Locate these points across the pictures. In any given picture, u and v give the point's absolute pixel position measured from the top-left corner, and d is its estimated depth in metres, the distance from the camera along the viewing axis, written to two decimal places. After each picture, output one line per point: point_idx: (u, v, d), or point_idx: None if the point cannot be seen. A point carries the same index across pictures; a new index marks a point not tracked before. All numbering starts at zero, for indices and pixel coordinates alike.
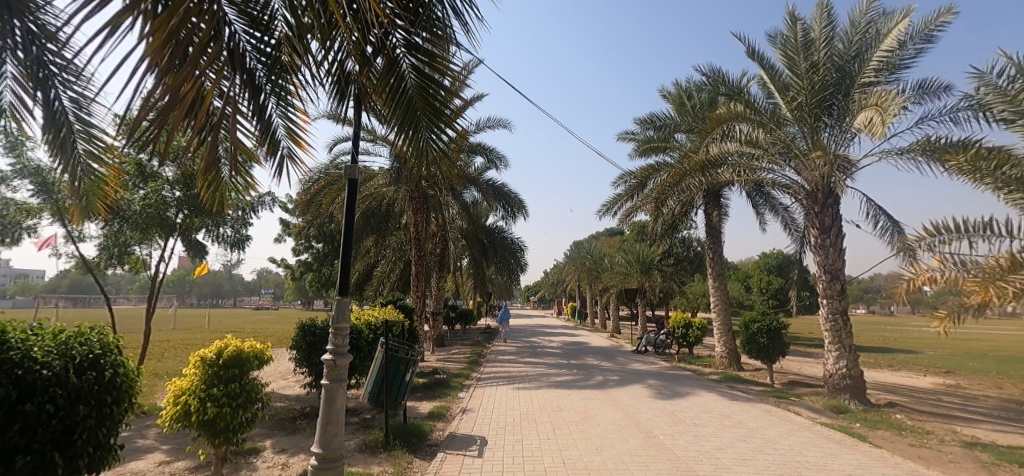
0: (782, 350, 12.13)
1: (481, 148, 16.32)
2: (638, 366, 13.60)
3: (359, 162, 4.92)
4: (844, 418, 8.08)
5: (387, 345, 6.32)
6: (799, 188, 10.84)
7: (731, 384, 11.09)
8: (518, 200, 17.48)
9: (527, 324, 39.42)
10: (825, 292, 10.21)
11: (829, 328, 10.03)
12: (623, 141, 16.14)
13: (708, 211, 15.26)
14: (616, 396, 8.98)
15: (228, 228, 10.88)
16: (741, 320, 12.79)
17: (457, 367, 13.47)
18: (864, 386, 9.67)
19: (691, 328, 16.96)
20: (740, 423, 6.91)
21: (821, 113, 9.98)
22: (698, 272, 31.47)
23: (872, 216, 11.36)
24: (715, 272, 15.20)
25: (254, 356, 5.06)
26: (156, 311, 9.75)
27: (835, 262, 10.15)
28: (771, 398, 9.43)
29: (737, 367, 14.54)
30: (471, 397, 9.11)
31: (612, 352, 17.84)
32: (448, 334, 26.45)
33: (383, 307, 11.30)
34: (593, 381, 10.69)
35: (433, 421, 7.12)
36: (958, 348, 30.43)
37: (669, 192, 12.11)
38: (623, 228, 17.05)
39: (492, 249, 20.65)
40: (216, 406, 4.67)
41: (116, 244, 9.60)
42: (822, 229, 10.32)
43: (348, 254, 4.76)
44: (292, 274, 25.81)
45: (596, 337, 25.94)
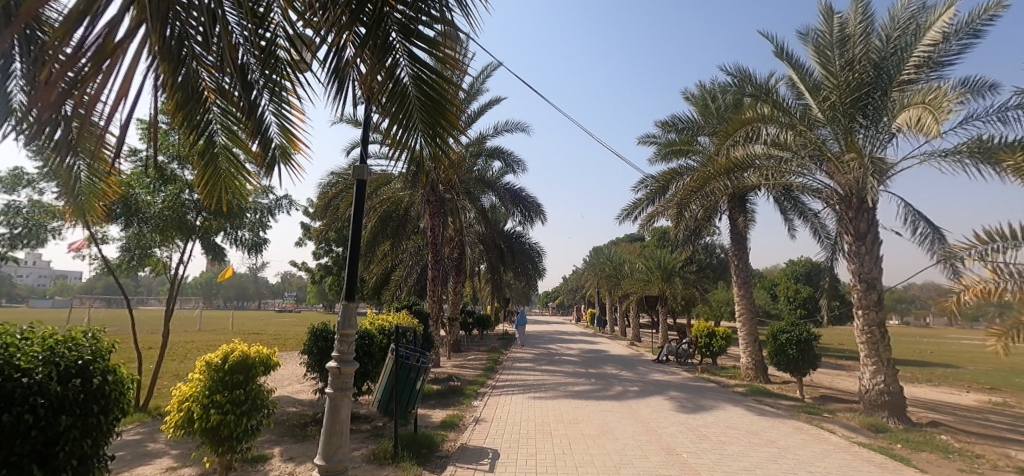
0: (812, 363, 11.55)
1: (499, 152, 16.16)
2: (659, 376, 13.16)
3: (367, 162, 4.77)
4: (883, 438, 7.56)
5: (397, 352, 6.13)
6: (832, 193, 10.35)
7: (758, 398, 10.58)
8: (536, 205, 17.23)
9: (545, 331, 38.99)
10: (859, 302, 9.65)
11: (864, 341, 9.47)
12: (645, 144, 15.78)
13: (733, 216, 14.76)
14: (637, 408, 8.62)
15: (246, 231, 10.89)
16: (768, 331, 12.24)
17: (473, 374, 13.25)
18: (902, 403, 9.09)
19: (715, 338, 16.41)
20: (770, 442, 6.51)
21: (856, 113, 9.50)
22: (722, 280, 30.63)
23: (910, 222, 10.76)
24: (741, 279, 14.66)
25: (260, 362, 4.93)
26: (174, 313, 9.74)
27: (871, 270, 9.60)
28: (802, 414, 8.93)
29: (763, 380, 13.96)
30: (486, 406, 8.86)
31: (633, 361, 17.37)
32: (466, 340, 26.26)
33: (398, 312, 11.16)
34: (612, 392, 10.35)
35: (445, 431, 6.89)
36: (1001, 362, 28.92)
37: (691, 197, 11.67)
38: (643, 234, 16.64)
39: (509, 254, 20.43)
40: (220, 413, 4.54)
41: (137, 246, 9.68)
42: (857, 236, 9.78)
43: (355, 261, 4.57)
44: (312, 277, 25.99)
45: (616, 345, 25.44)
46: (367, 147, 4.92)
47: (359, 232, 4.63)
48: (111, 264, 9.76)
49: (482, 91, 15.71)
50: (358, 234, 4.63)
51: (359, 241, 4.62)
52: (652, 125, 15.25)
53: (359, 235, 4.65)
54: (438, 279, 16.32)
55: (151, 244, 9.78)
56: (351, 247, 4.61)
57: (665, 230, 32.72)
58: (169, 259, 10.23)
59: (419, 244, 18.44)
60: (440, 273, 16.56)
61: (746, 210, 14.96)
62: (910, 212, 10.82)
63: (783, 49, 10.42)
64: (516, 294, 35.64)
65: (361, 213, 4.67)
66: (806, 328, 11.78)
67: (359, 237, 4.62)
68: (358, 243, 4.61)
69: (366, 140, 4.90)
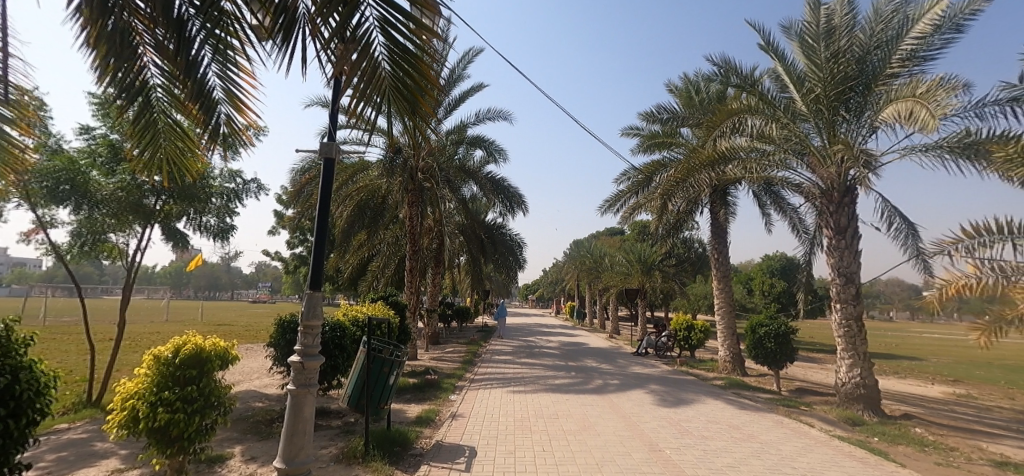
0: (790, 356, 11.60)
1: (481, 141, 15.81)
2: (639, 369, 13.09)
3: (336, 140, 4.36)
4: (861, 431, 7.55)
5: (369, 345, 5.78)
6: (814, 188, 10.30)
7: (736, 391, 10.57)
8: (517, 195, 16.93)
9: (525, 323, 38.89)
10: (837, 296, 9.67)
11: (841, 335, 9.50)
12: (628, 136, 15.63)
13: (714, 209, 14.74)
14: (617, 402, 8.45)
15: (211, 216, 10.36)
16: (747, 324, 12.27)
17: (451, 366, 12.96)
18: (877, 396, 9.14)
19: (694, 331, 16.48)
20: (752, 437, 6.40)
21: (840, 106, 9.44)
22: (700, 274, 30.94)
23: (887, 217, 10.83)
24: (720, 273, 14.67)
25: (217, 356, 4.56)
26: (131, 302, 9.19)
27: (850, 264, 9.60)
28: (781, 407, 8.91)
29: (740, 372, 14.04)
30: (463, 401, 8.59)
31: (612, 353, 17.32)
32: (444, 332, 25.94)
33: (373, 303, 10.78)
34: (592, 385, 10.20)
35: (419, 427, 6.60)
36: (962, 355, 29.94)
37: (674, 190, 11.51)
38: (624, 226, 16.50)
39: (489, 245, 20.14)
40: (169, 411, 4.18)
41: (89, 232, 9.10)
42: (837, 230, 9.78)
43: (320, 250, 4.20)
44: (286, 268, 25.28)
45: (595, 338, 25.48)
46: (335, 126, 4.52)
47: (325, 217, 4.26)
48: (60, 250, 9.19)
49: (463, 78, 15.33)
50: (324, 218, 4.27)
51: (326, 226, 4.25)
52: (636, 117, 15.08)
53: (326, 220, 4.29)
54: (416, 270, 15.93)
55: (105, 230, 9.21)
56: (317, 234, 4.24)
57: (645, 224, 32.85)
58: (126, 246, 9.69)
59: (397, 234, 17.98)
60: (417, 264, 16.16)
61: (726, 203, 14.95)
62: (886, 207, 10.89)
63: (769, 41, 10.30)
64: (496, 286, 35.44)
65: (328, 195, 4.31)
66: (784, 322, 11.82)
67: (326, 223, 4.25)
68: (324, 229, 4.24)
69: (334, 118, 4.52)
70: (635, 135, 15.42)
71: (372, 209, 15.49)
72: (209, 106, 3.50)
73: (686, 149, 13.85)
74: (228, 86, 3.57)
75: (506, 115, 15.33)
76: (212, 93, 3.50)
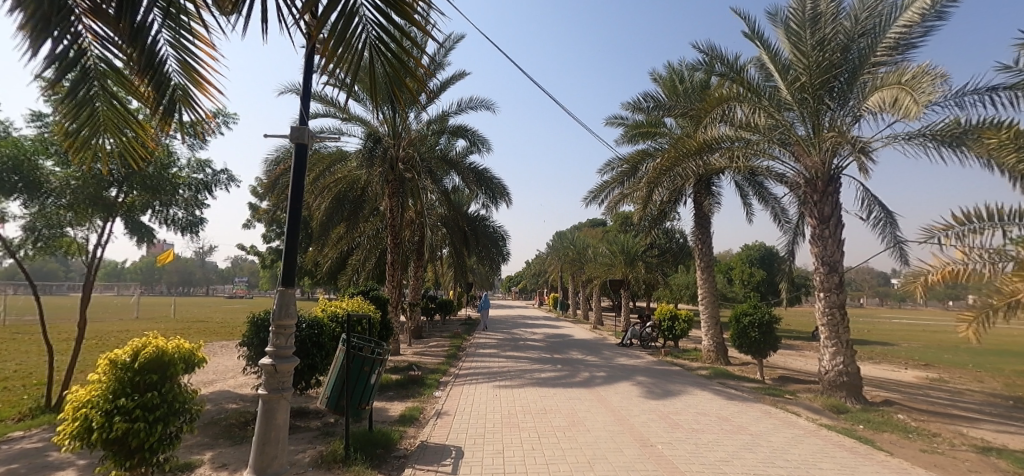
0: (774, 345, 11.66)
1: (463, 131, 15.45)
2: (624, 360, 13.02)
3: (308, 124, 4.03)
4: (846, 419, 7.57)
5: (349, 343, 5.48)
6: (798, 177, 10.27)
7: (722, 380, 10.56)
8: (500, 186, 16.64)
9: (508, 316, 38.75)
10: (821, 285, 9.69)
11: (825, 323, 9.55)
12: (611, 126, 15.47)
13: (698, 199, 14.70)
14: (605, 395, 8.32)
15: (178, 209, 9.85)
16: (731, 314, 12.29)
17: (434, 361, 12.70)
18: (860, 384, 9.21)
19: (677, 321, 16.52)
20: (742, 429, 6.32)
21: (825, 95, 9.41)
22: (682, 264, 31.20)
23: (868, 206, 10.91)
24: (704, 263, 14.68)
25: (180, 359, 4.23)
26: (91, 300, 8.68)
27: (834, 253, 9.62)
28: (767, 397, 8.91)
29: (724, 361, 14.11)
30: (448, 397, 8.36)
31: (597, 345, 17.24)
32: (427, 326, 25.62)
33: (352, 298, 10.43)
34: (579, 378, 10.06)
35: (402, 427, 6.35)
36: (932, 340, 30.83)
37: (658, 180, 11.39)
38: (608, 217, 16.39)
39: (472, 237, 19.85)
40: (128, 420, 3.86)
41: (46, 226, 8.57)
42: (821, 219, 9.78)
43: (292, 245, 3.89)
44: (263, 262, 24.60)
45: (578, 329, 25.49)
46: (306, 109, 4.18)
47: (297, 206, 3.94)
48: (13, 246, 8.64)
49: (443, 66, 14.95)
50: (296, 207, 3.95)
51: (299, 217, 3.94)
52: (620, 106, 14.92)
53: (299, 211, 3.97)
54: (397, 263, 15.57)
55: (63, 223, 8.70)
56: (287, 227, 3.92)
57: (628, 215, 32.93)
58: (85, 240, 9.17)
59: (377, 227, 17.57)
60: (398, 257, 15.81)
61: (709, 193, 14.95)
62: (866, 196, 10.96)
63: (754, 29, 10.19)
64: (479, 278, 35.19)
65: (300, 184, 3.99)
66: (768, 311, 11.86)
67: (298, 213, 3.93)
68: (297, 220, 3.93)
69: (306, 101, 4.18)
70: (619, 125, 15.28)
71: (350, 201, 15.07)
72: (160, 80, 3.20)
73: (670, 139, 13.77)
74: (182, 56, 3.23)
75: (488, 104, 15.02)
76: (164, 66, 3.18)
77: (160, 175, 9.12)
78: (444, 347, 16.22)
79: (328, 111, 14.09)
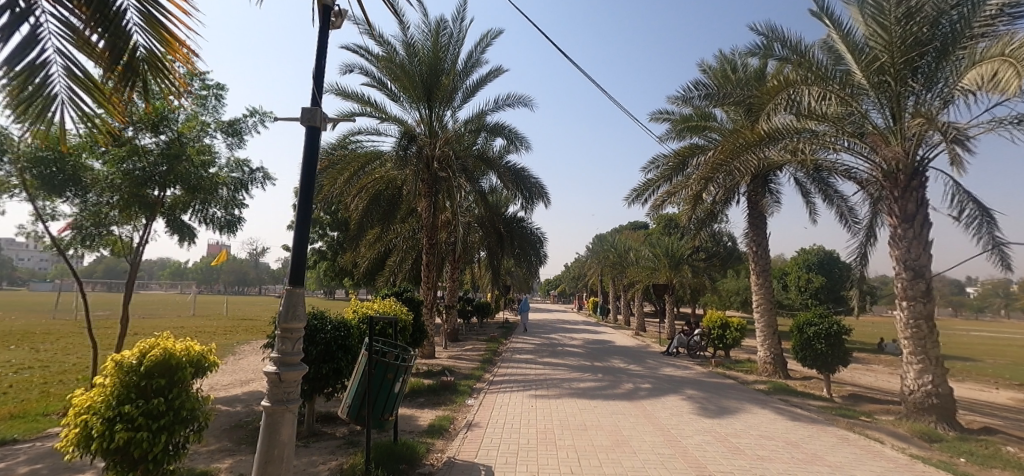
0: (844, 359, 10.47)
1: (501, 128, 14.96)
2: (671, 371, 12.12)
3: (320, 104, 3.55)
4: (941, 450, 6.50)
5: (372, 347, 5.05)
6: (876, 171, 9.17)
7: (783, 397, 9.52)
8: (539, 186, 16.05)
9: (547, 320, 38.03)
10: (903, 293, 8.56)
11: (909, 336, 8.42)
12: (657, 120, 14.62)
13: (754, 198, 13.62)
14: (652, 410, 7.55)
15: (216, 207, 9.84)
16: (793, 323, 11.19)
17: (469, 366, 12.27)
18: (953, 407, 8.03)
19: (729, 330, 15.40)
20: (818, 458, 5.44)
21: (908, 76, 8.37)
22: (732, 268, 29.54)
23: (959, 203, 9.64)
24: (759, 267, 13.55)
25: (190, 363, 3.85)
26: (132, 296, 8.70)
27: (919, 256, 8.45)
28: (839, 418, 7.89)
29: (783, 375, 12.94)
30: (481, 407, 7.82)
31: (641, 353, 16.31)
32: (464, 329, 25.34)
33: (384, 300, 10.12)
34: (621, 389, 9.29)
35: (430, 439, 5.89)
36: (1020, 356, 27.77)
37: (710, 176, 10.51)
38: (652, 218, 15.52)
39: (510, 239, 19.38)
40: (130, 429, 3.48)
41: (92, 224, 8.64)
42: (903, 217, 8.65)
43: (301, 238, 3.47)
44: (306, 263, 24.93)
45: (621, 336, 24.44)
46: (320, 86, 3.71)
47: (309, 192, 3.53)
48: (61, 244, 8.76)
49: (481, 63, 14.58)
50: (307, 193, 3.53)
51: (310, 205, 3.53)
52: (666, 99, 14.05)
53: (310, 198, 3.56)
54: (434, 265, 15.29)
55: (109, 221, 8.76)
56: (297, 217, 3.50)
57: (671, 216, 31.56)
58: (130, 238, 9.26)
59: (414, 227, 17.40)
60: (435, 257, 15.55)
61: (765, 191, 13.81)
62: (955, 192, 9.68)
63: (823, 7, 9.19)
64: (517, 281, 34.70)
65: (310, 169, 3.56)
66: (836, 321, 10.70)
67: (310, 202, 3.51)
68: (308, 207, 3.52)
69: (320, 78, 3.72)
70: (665, 120, 14.40)
71: (387, 200, 14.93)
72: (117, 33, 2.86)
73: (721, 133, 12.82)
74: (146, 9, 2.93)
75: (527, 101, 14.49)
76: (123, 18, 2.89)
77: (201, 174, 9.01)
78: (481, 351, 15.78)
79: (365, 111, 14.01)
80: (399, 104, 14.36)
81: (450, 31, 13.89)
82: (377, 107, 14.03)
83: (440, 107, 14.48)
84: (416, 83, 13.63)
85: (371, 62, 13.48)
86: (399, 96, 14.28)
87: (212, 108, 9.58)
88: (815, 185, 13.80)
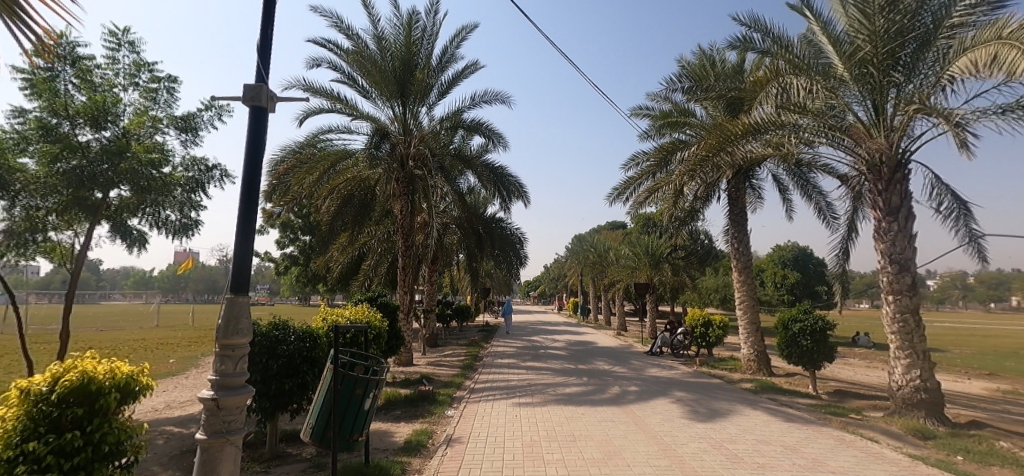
0: (829, 355, 10.33)
1: (478, 126, 14.47)
2: (656, 372, 11.86)
3: (267, 81, 3.07)
4: (937, 447, 6.32)
5: (338, 360, 4.52)
6: (860, 164, 9.04)
7: (771, 396, 9.30)
8: (517, 184, 15.61)
9: (527, 322, 37.64)
10: (889, 287, 8.40)
11: (896, 331, 8.25)
12: (636, 117, 14.40)
13: (734, 194, 13.50)
14: (641, 416, 7.20)
15: (170, 210, 9.08)
16: (777, 319, 11.04)
17: (448, 373, 11.76)
18: (941, 401, 7.91)
19: (711, 327, 15.30)
20: (821, 464, 5.15)
21: (891, 67, 8.22)
22: (710, 266, 29.72)
23: (937, 195, 9.64)
24: (740, 264, 13.41)
25: (115, 387, 3.28)
26: (74, 308, 7.93)
27: (905, 250, 8.32)
28: (831, 417, 7.69)
29: (767, 372, 12.81)
30: (461, 419, 7.33)
31: (624, 353, 16.06)
32: (444, 333, 24.76)
33: (356, 306, 9.52)
34: (608, 393, 8.92)
35: (406, 458, 5.39)
36: (984, 346, 28.66)
37: (692, 173, 10.26)
38: (633, 216, 15.28)
39: (489, 239, 18.93)
40: (36, 471, 2.89)
41: (26, 229, 7.79)
42: (888, 210, 8.52)
43: (248, 227, 2.98)
44: (276, 269, 23.93)
45: (602, 336, 24.19)
46: (266, 62, 3.21)
47: (257, 175, 3.03)
48: None
49: (456, 58, 14.09)
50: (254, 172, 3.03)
51: (257, 196, 3.02)
52: (646, 95, 13.82)
53: (257, 181, 3.06)
54: (409, 268, 14.70)
55: (46, 227, 7.93)
56: (240, 204, 2.99)
57: (650, 216, 31.59)
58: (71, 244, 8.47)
59: (388, 230, 16.76)
60: (410, 260, 14.97)
61: (745, 188, 13.71)
62: (934, 185, 9.67)
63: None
64: (497, 283, 34.26)
65: (256, 150, 3.05)
66: (821, 317, 10.58)
67: (255, 194, 3.00)
68: (255, 192, 3.01)
69: (266, 51, 3.22)
70: (644, 116, 14.18)
71: (359, 202, 14.30)
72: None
73: (701, 129, 12.66)
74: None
75: (504, 98, 14.06)
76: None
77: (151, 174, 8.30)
78: (460, 356, 15.26)
79: (334, 108, 13.34)
80: (370, 101, 13.75)
81: (423, 25, 13.34)
82: (347, 104, 13.39)
83: (414, 104, 13.95)
84: (388, 78, 13.04)
85: (340, 56, 12.85)
86: (371, 93, 13.68)
87: (164, 103, 8.88)
88: (794, 181, 13.77)
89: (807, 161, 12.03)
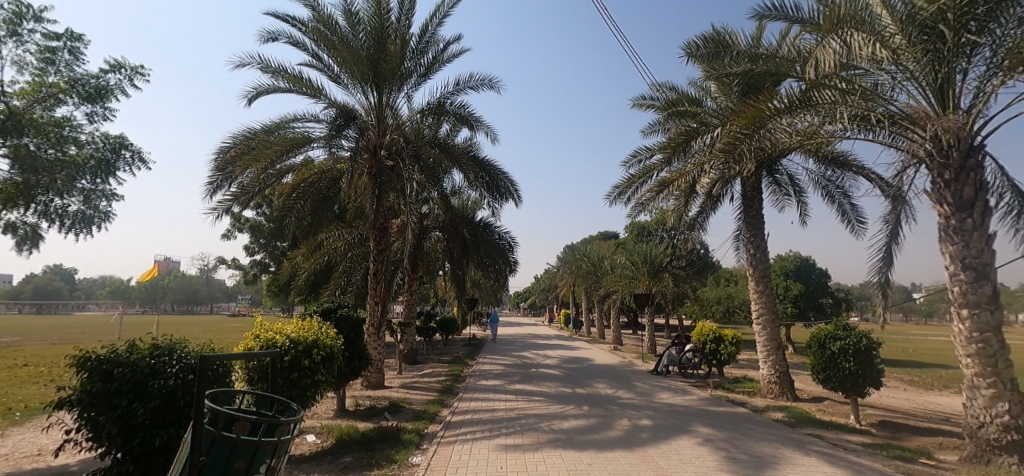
0: (874, 380, 8.67)
1: (465, 116, 12.72)
2: (666, 397, 10.15)
3: None
4: None
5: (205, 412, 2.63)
6: (918, 152, 7.48)
7: (813, 432, 7.63)
8: (508, 183, 13.73)
9: (517, 335, 35.86)
10: (961, 299, 6.83)
11: (973, 353, 6.66)
12: (637, 108, 12.86)
13: (749, 194, 12.00)
14: (666, 469, 5.39)
15: (69, 199, 7.59)
16: (810, 336, 9.44)
17: (422, 398, 9.97)
18: None
19: (722, 343, 13.93)
20: None
21: (966, 29, 6.69)
22: (709, 277, 28.26)
23: (1000, 192, 8.08)
24: (758, 273, 11.75)
25: None
26: None
27: (982, 254, 6.75)
28: (900, 463, 6.05)
29: (790, 396, 11.15)
30: (428, 472, 5.51)
31: (624, 373, 14.35)
32: (425, 348, 22.78)
33: (304, 320, 7.73)
34: (616, 430, 7.17)
35: None
36: None
37: (714, 162, 8.60)
38: (633, 219, 13.73)
39: (474, 245, 17.15)
40: None
41: None
42: (958, 204, 6.96)
43: None
44: (245, 276, 22.06)
45: (597, 352, 22.38)
46: None
47: None
48: None
49: (437, 38, 12.40)
50: None
51: None
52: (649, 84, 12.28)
53: None
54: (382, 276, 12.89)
55: None
56: None
57: (644, 225, 30.25)
58: None
59: (359, 233, 14.94)
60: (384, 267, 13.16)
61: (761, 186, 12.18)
62: (997, 177, 8.05)
63: None
64: (484, 293, 32.47)
65: None
66: (864, 334, 8.95)
67: None
68: None
69: None
70: (646, 107, 12.67)
71: (327, 201, 12.54)
72: None
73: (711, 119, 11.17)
74: None
75: (492, 83, 12.39)
76: None
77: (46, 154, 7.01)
78: (440, 376, 13.44)
79: (296, 91, 11.59)
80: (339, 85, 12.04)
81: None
82: (310, 86, 11.65)
83: (390, 91, 12.28)
84: (357, 58, 11.31)
85: (303, 32, 11.16)
86: (340, 77, 11.99)
87: (63, 64, 7.37)
88: (817, 178, 12.21)
89: (837, 153, 10.51)
